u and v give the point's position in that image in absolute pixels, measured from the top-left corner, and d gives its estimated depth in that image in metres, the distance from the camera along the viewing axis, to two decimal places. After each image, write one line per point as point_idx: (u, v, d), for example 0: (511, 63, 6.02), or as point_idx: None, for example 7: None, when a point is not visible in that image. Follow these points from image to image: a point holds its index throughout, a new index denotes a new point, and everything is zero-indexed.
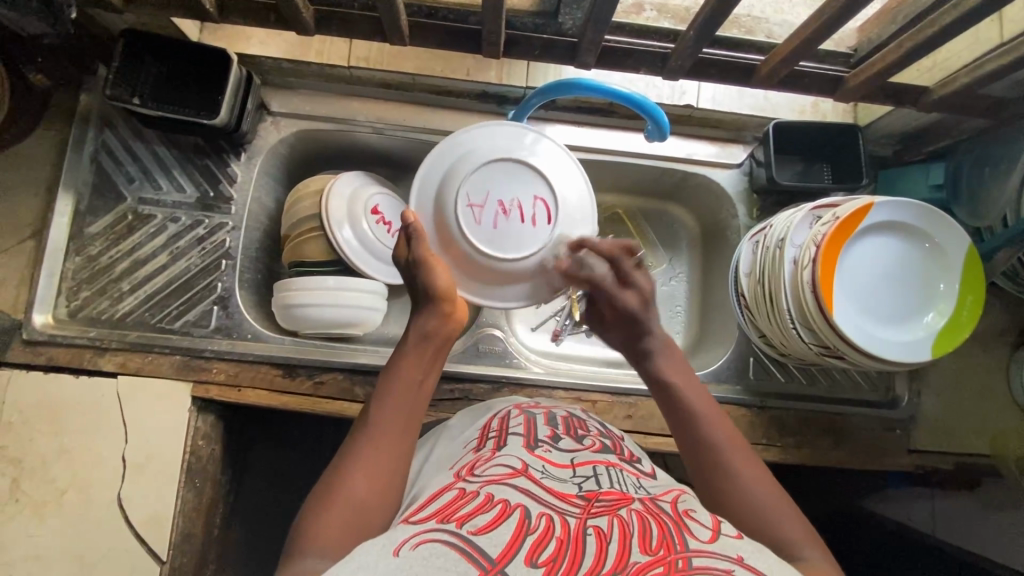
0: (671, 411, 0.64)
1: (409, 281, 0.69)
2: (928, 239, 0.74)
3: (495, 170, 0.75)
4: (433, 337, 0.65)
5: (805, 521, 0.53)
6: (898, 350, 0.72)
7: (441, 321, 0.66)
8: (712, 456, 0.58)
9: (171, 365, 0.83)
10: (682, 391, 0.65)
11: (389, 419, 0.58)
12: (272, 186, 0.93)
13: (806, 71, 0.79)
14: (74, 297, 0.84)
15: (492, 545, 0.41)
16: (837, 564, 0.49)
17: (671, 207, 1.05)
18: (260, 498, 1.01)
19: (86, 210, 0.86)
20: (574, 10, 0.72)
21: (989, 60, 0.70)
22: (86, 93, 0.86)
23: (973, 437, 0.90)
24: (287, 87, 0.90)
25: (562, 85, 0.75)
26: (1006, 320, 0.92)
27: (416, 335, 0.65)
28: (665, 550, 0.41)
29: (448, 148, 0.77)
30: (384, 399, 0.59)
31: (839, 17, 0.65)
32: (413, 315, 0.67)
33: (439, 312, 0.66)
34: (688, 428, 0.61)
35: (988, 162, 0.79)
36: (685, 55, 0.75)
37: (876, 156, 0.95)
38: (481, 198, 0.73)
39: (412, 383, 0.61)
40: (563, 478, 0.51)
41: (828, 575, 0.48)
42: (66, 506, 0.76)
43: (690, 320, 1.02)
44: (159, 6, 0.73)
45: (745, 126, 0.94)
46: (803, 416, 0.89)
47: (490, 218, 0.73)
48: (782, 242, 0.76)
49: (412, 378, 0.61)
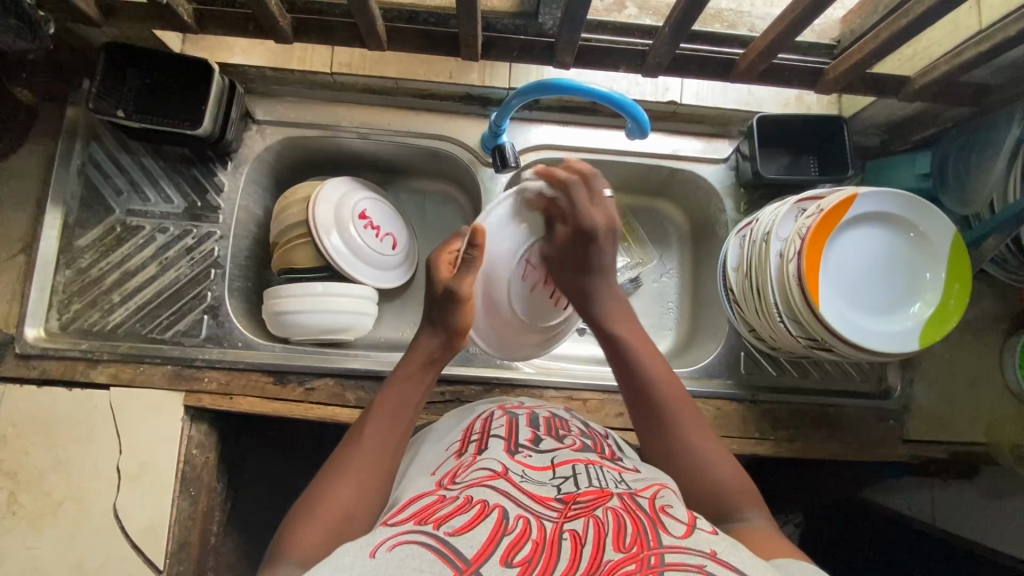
0: (618, 363, 0.68)
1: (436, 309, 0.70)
2: (912, 228, 0.74)
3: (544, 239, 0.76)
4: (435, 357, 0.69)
5: (746, 479, 0.57)
6: (879, 340, 0.71)
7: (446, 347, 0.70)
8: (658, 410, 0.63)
9: (163, 375, 0.83)
10: (632, 352, 0.67)
11: (381, 434, 0.60)
12: (260, 194, 0.93)
13: (787, 63, 0.80)
14: (65, 310, 0.85)
15: (468, 546, 0.41)
16: (774, 525, 0.54)
17: (659, 203, 1.04)
18: (258, 505, 1.01)
19: (75, 223, 0.86)
20: (553, 9, 0.73)
21: (968, 47, 0.69)
22: (71, 106, 0.86)
23: (967, 425, 0.90)
24: (270, 95, 0.91)
25: (542, 85, 0.75)
26: (998, 307, 0.91)
27: (422, 355, 0.68)
28: (639, 546, 0.41)
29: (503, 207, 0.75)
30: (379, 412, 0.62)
31: (813, 10, 0.65)
32: (420, 331, 0.70)
33: (442, 339, 0.69)
34: (638, 386, 0.65)
35: (975, 149, 0.78)
36: (663, 52, 0.75)
37: (862, 147, 0.95)
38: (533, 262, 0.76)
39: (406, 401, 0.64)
40: (542, 481, 0.51)
41: (763, 531, 0.52)
42: (62, 518, 0.76)
43: (682, 316, 1.02)
44: (140, 19, 0.74)
45: (730, 121, 0.95)
46: (797, 409, 0.89)
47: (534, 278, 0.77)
48: (767, 236, 0.76)
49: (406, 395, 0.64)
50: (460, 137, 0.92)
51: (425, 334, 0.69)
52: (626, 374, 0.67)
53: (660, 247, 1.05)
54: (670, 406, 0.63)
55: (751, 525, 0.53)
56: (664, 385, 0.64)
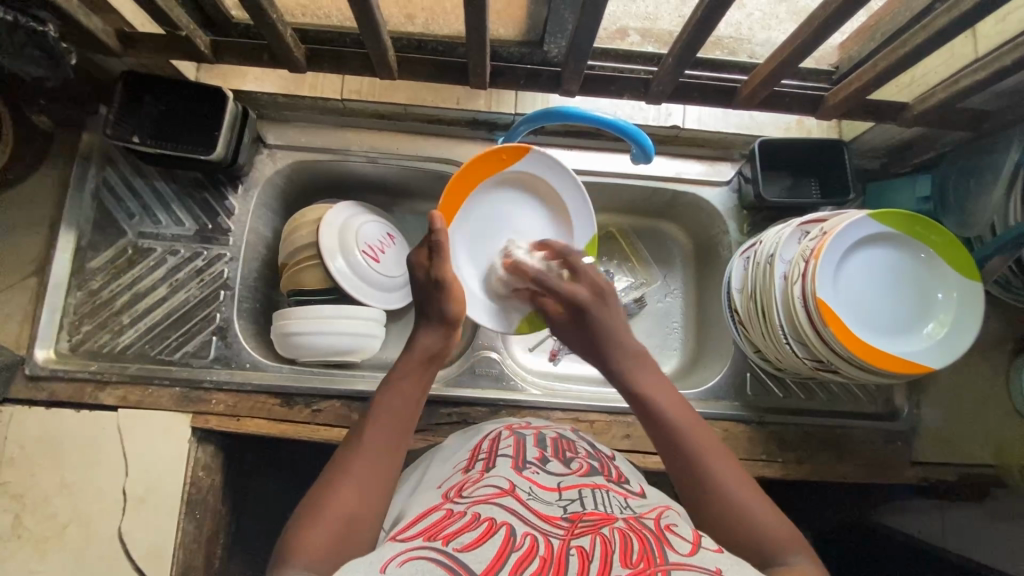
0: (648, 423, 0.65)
1: (423, 296, 0.72)
2: (922, 249, 0.74)
3: (851, 278, 0.73)
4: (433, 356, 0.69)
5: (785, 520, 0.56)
6: (902, 358, 0.70)
7: (444, 341, 0.70)
8: (699, 472, 0.59)
9: (171, 397, 0.83)
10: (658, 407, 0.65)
11: (378, 432, 0.60)
12: (270, 217, 0.95)
13: (787, 91, 0.81)
14: (75, 331, 0.85)
15: (477, 562, 0.41)
16: (817, 563, 0.52)
17: (662, 224, 1.06)
18: (261, 528, 1.01)
19: (87, 246, 0.87)
20: (558, 39, 0.75)
21: (966, 75, 0.70)
22: (88, 132, 0.88)
23: (977, 447, 0.89)
24: (281, 120, 0.93)
25: (548, 112, 0.77)
26: (1004, 328, 0.91)
27: (422, 351, 0.68)
28: (646, 563, 0.41)
29: (859, 292, 0.73)
30: (382, 410, 0.62)
31: (812, 41, 0.67)
32: (417, 329, 0.71)
33: (440, 330, 0.70)
34: (675, 446, 0.62)
35: (973, 173, 0.80)
36: (667, 80, 0.77)
37: (863, 169, 0.96)
38: (853, 279, 0.73)
39: (411, 398, 0.64)
40: (549, 501, 0.51)
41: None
42: (67, 541, 0.76)
43: (687, 336, 1.03)
44: (157, 49, 0.76)
45: (731, 145, 0.97)
46: (804, 431, 0.89)
47: (854, 281, 0.73)
48: (771, 258, 0.77)
49: (412, 392, 0.65)
50: (467, 161, 0.94)
51: (433, 332, 0.70)
52: (656, 432, 0.64)
53: (663, 267, 1.05)
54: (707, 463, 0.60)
55: (795, 570, 0.51)
56: (694, 439, 0.62)
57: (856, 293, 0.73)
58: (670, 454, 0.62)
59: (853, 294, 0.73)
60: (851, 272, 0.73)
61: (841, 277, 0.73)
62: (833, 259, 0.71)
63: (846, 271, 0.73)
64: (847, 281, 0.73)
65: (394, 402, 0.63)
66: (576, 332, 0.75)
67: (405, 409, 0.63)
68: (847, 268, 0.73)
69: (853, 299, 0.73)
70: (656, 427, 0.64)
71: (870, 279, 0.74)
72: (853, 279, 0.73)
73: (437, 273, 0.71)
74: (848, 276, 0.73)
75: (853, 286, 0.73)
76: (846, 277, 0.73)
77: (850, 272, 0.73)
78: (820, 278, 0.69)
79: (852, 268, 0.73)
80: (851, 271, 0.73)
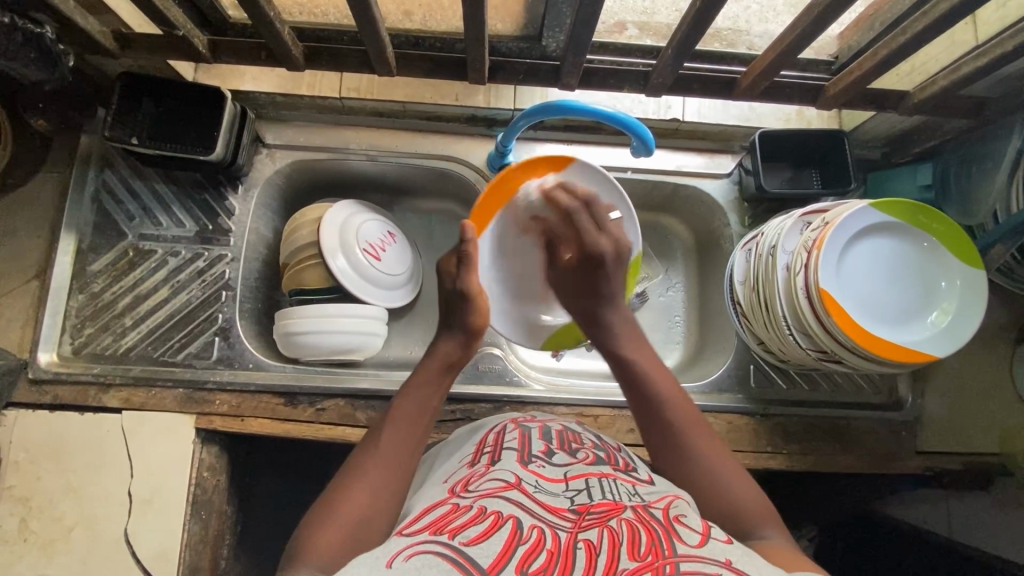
0: (632, 391, 0.66)
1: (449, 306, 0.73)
2: (925, 238, 0.74)
3: (854, 255, 0.73)
4: (452, 364, 0.69)
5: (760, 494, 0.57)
6: (905, 347, 0.70)
7: (463, 348, 0.70)
8: (673, 436, 0.62)
9: (174, 399, 0.83)
10: (646, 375, 0.67)
11: (395, 438, 0.60)
12: (270, 216, 0.95)
13: (787, 81, 0.81)
14: (78, 334, 0.85)
15: (483, 555, 0.41)
16: (788, 537, 0.53)
17: (663, 218, 1.06)
18: (266, 529, 1.01)
19: (88, 249, 0.87)
20: (556, 33, 0.75)
21: (966, 62, 0.70)
22: (85, 134, 0.88)
23: (980, 435, 0.89)
24: (279, 120, 0.93)
25: (547, 107, 0.76)
26: (1007, 317, 0.91)
27: (439, 359, 0.68)
28: (654, 556, 0.41)
29: (863, 271, 0.73)
30: (398, 418, 0.62)
31: (813, 30, 0.66)
32: (437, 335, 0.71)
33: (459, 339, 0.70)
34: (655, 411, 0.64)
35: (975, 161, 0.79)
36: (666, 72, 0.77)
37: (864, 159, 0.96)
38: (857, 259, 0.73)
39: (427, 405, 0.64)
40: (556, 492, 0.52)
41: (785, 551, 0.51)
42: (74, 544, 0.76)
43: (689, 329, 1.03)
44: (154, 49, 0.75)
45: (731, 137, 0.96)
46: (807, 422, 0.89)
47: (857, 261, 0.73)
48: (773, 249, 0.77)
49: (428, 400, 0.64)
50: (467, 157, 0.94)
51: (452, 341, 0.70)
52: (639, 400, 0.65)
53: (664, 261, 1.05)
54: (683, 429, 0.62)
55: (768, 543, 0.52)
56: (676, 405, 0.63)
57: (858, 275, 0.73)
58: (649, 422, 0.64)
59: (857, 274, 0.73)
60: (855, 251, 0.73)
61: (846, 253, 0.73)
62: (836, 236, 0.70)
63: (852, 251, 0.73)
64: (850, 258, 0.73)
65: (410, 408, 0.63)
66: (574, 283, 0.77)
67: (421, 412, 0.63)
68: (852, 243, 0.73)
69: (853, 283, 0.73)
70: (638, 391, 0.66)
71: (874, 263, 0.74)
72: (857, 258, 0.73)
73: (463, 286, 0.71)
74: (855, 253, 0.73)
75: (858, 262, 0.73)
76: (851, 256, 0.73)
77: (852, 256, 0.73)
78: (822, 268, 0.69)
79: (856, 246, 0.73)
80: (857, 249, 0.73)
